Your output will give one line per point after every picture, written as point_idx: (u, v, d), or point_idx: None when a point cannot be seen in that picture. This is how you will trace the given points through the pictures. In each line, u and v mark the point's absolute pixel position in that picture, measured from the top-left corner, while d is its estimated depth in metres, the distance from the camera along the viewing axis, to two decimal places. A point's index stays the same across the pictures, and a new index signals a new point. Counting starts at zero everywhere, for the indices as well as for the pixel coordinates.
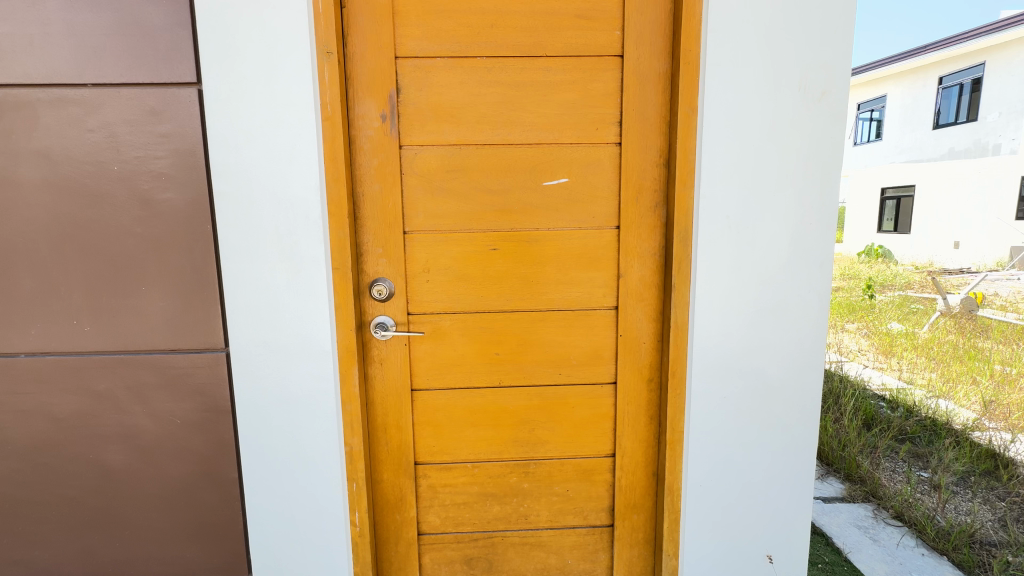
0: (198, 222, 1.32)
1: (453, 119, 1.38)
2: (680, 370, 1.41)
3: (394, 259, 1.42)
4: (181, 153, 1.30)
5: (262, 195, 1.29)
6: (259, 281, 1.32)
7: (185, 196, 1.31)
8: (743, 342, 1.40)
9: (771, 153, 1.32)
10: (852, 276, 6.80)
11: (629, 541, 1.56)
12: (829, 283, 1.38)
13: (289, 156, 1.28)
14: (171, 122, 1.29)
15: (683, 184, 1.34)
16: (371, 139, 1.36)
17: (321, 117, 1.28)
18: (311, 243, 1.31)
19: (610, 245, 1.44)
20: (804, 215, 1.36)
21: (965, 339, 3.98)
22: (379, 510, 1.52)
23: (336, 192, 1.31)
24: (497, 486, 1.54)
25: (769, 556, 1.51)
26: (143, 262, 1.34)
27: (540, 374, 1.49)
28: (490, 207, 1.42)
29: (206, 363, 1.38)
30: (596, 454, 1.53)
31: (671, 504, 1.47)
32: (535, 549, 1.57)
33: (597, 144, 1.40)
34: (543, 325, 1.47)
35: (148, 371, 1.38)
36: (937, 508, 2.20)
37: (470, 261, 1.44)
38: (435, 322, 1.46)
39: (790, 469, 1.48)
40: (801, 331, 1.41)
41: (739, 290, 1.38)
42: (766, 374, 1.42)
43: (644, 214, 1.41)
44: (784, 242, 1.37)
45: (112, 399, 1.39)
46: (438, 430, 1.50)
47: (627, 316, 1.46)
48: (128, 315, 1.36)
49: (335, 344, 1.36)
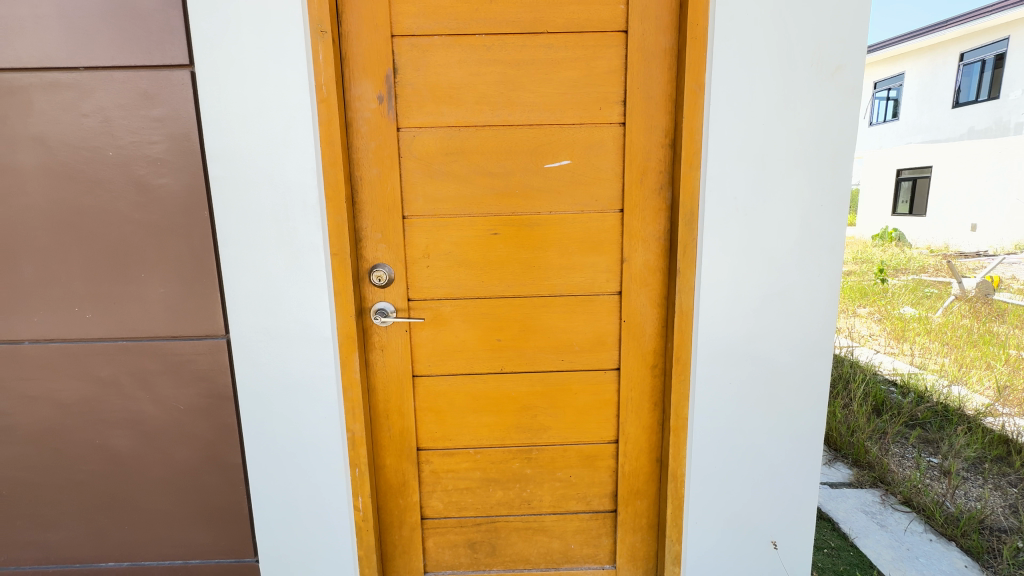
0: (195, 208, 1.31)
1: (452, 100, 1.34)
2: (685, 355, 1.39)
3: (394, 245, 1.40)
4: (176, 138, 1.28)
5: (258, 180, 1.27)
6: (259, 267, 1.31)
7: (181, 181, 1.29)
8: (750, 328, 1.37)
9: (781, 132, 1.27)
10: (865, 260, 6.67)
11: (633, 526, 1.56)
12: (839, 267, 1.34)
13: (285, 139, 1.25)
14: (165, 106, 1.27)
15: (689, 165, 1.30)
16: (369, 120, 1.33)
17: (316, 99, 1.25)
18: (309, 228, 1.29)
19: (614, 229, 1.41)
20: (814, 198, 1.31)
21: (980, 324, 3.90)
22: (382, 495, 1.53)
23: (333, 176, 1.28)
24: (500, 471, 1.54)
25: (774, 542, 1.50)
26: (142, 248, 1.33)
27: (543, 360, 1.48)
28: (491, 190, 1.39)
29: (207, 350, 1.38)
30: (599, 440, 1.52)
31: (675, 491, 1.46)
32: (538, 533, 1.57)
33: (600, 124, 1.36)
34: (545, 311, 1.45)
35: (151, 358, 1.39)
36: (947, 494, 2.18)
37: (470, 246, 1.41)
38: (435, 309, 1.44)
39: (796, 454, 1.46)
40: (810, 316, 1.37)
41: (746, 274, 1.34)
42: (773, 360, 1.40)
43: (649, 196, 1.38)
44: (793, 225, 1.32)
45: (116, 385, 1.40)
46: (440, 416, 1.50)
47: (630, 302, 1.43)
48: (129, 302, 1.36)
49: (335, 330, 1.35)
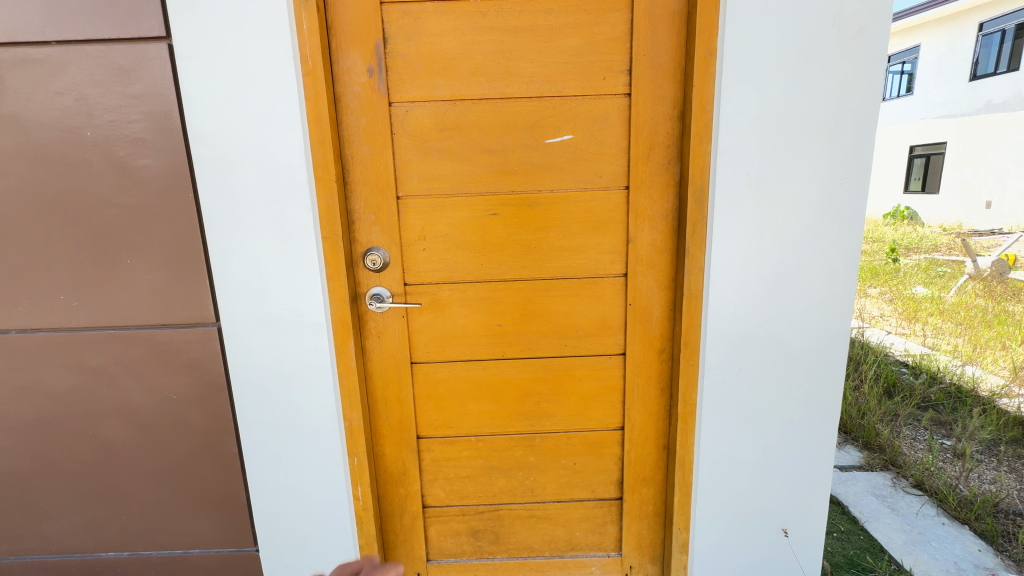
0: (178, 190, 1.25)
1: (446, 72, 1.26)
2: (694, 339, 1.33)
3: (388, 228, 1.34)
4: (155, 116, 1.21)
5: (244, 161, 1.21)
6: (248, 252, 1.26)
7: (163, 162, 1.23)
8: (763, 310, 1.31)
9: (798, 101, 1.19)
10: (875, 239, 6.53)
11: (639, 514, 1.52)
12: (858, 245, 1.27)
13: (270, 116, 1.19)
14: (142, 82, 1.20)
15: (699, 138, 1.22)
16: (360, 95, 1.26)
17: (302, 72, 1.18)
18: (298, 210, 1.23)
19: (620, 208, 1.33)
20: (833, 171, 1.23)
21: (995, 303, 3.80)
22: (382, 484, 1.50)
23: (322, 154, 1.22)
24: (502, 459, 1.50)
25: (785, 529, 1.46)
26: (126, 233, 1.28)
27: (545, 345, 1.42)
28: (489, 167, 1.31)
29: (197, 338, 1.34)
30: (604, 427, 1.47)
31: (683, 478, 1.42)
32: (542, 521, 1.54)
33: (604, 95, 1.27)
34: (547, 294, 1.39)
35: (141, 347, 1.35)
36: (960, 477, 2.14)
37: (469, 227, 1.35)
38: (433, 293, 1.38)
39: (809, 440, 1.40)
40: (826, 297, 1.31)
41: (759, 253, 1.27)
42: (786, 343, 1.33)
43: (656, 171, 1.30)
44: (809, 201, 1.25)
45: (106, 375, 1.37)
46: (440, 404, 1.46)
47: (637, 285, 1.37)
48: (115, 289, 1.31)
49: (329, 317, 1.30)
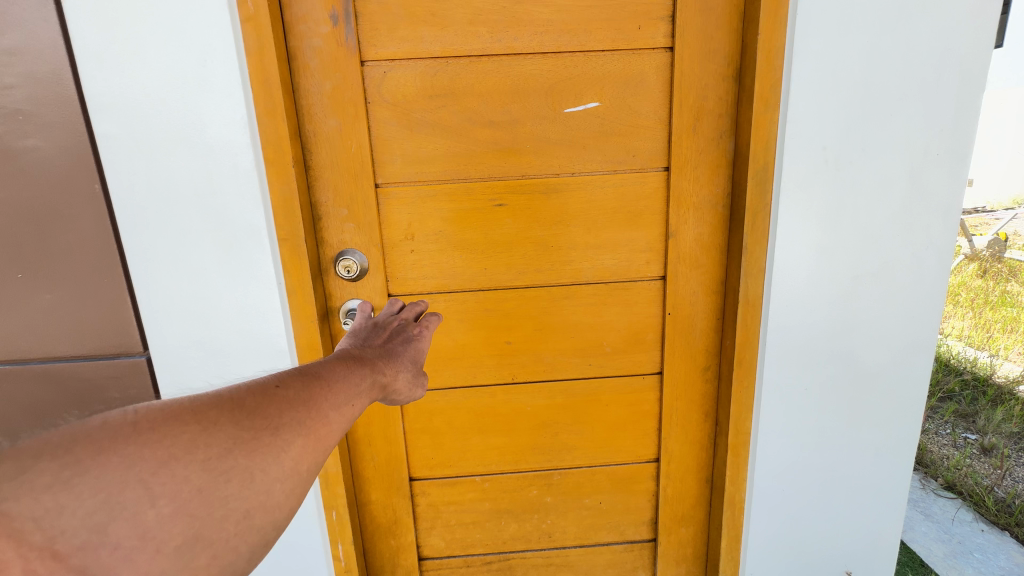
0: (81, 181, 0.94)
1: (435, 20, 0.96)
2: (750, 355, 1.08)
3: (365, 224, 1.04)
4: (41, 80, 0.89)
5: (167, 140, 0.91)
6: (180, 260, 0.96)
7: (57, 142, 0.92)
8: (834, 318, 1.06)
9: (890, 53, 0.93)
10: None
11: (676, 558, 1.28)
12: (954, 237, 1.02)
13: (199, 78, 0.88)
14: (19, 33, 0.88)
15: (765, 104, 0.95)
16: (322, 50, 0.96)
17: (241, 18, 0.87)
18: (245, 205, 0.94)
19: (657, 195, 1.06)
20: (927, 144, 0.98)
21: (994, 283, 3.68)
22: (369, 536, 1.23)
23: (273, 130, 0.92)
24: (514, 501, 1.24)
25: (847, 571, 1.24)
26: (16, 239, 0.96)
27: (565, 366, 1.16)
28: (493, 145, 1.03)
29: (121, 372, 1.04)
30: (636, 460, 1.23)
31: (732, 520, 1.18)
32: (561, 570, 1.30)
33: (639, 50, 0.99)
34: (567, 304, 1.12)
35: (49, 386, 1.05)
36: (993, 477, 1.96)
37: (468, 222, 1.07)
38: (425, 306, 1.11)
39: (882, 471, 1.17)
40: (911, 301, 1.06)
41: (834, 249, 1.02)
42: (860, 358, 1.09)
43: (704, 148, 1.03)
44: (897, 182, 0.99)
45: (7, 422, 1.07)
46: (437, 439, 1.19)
47: (677, 290, 1.11)
48: (9, 313, 1.00)
49: (293, 340, 1.02)
